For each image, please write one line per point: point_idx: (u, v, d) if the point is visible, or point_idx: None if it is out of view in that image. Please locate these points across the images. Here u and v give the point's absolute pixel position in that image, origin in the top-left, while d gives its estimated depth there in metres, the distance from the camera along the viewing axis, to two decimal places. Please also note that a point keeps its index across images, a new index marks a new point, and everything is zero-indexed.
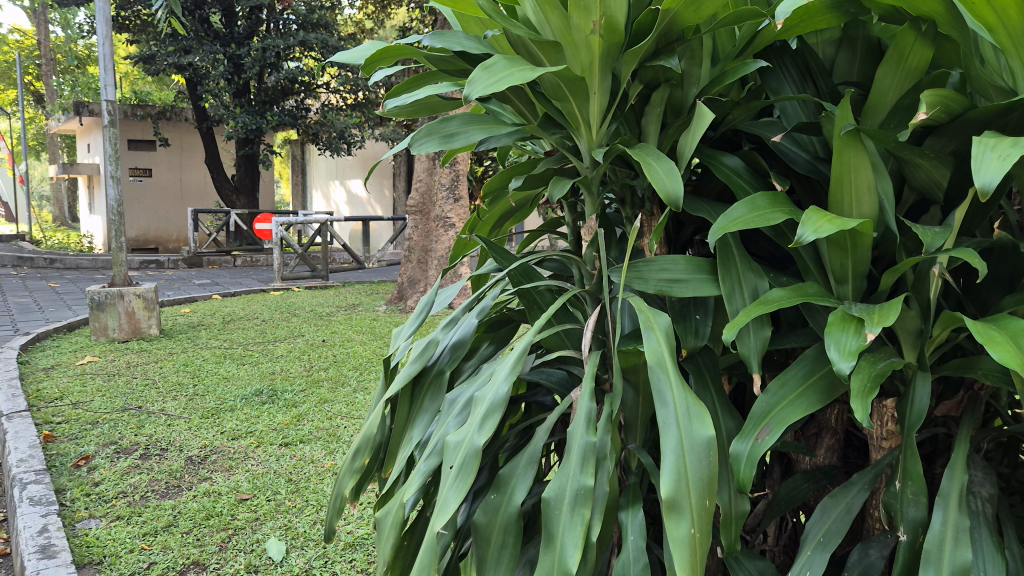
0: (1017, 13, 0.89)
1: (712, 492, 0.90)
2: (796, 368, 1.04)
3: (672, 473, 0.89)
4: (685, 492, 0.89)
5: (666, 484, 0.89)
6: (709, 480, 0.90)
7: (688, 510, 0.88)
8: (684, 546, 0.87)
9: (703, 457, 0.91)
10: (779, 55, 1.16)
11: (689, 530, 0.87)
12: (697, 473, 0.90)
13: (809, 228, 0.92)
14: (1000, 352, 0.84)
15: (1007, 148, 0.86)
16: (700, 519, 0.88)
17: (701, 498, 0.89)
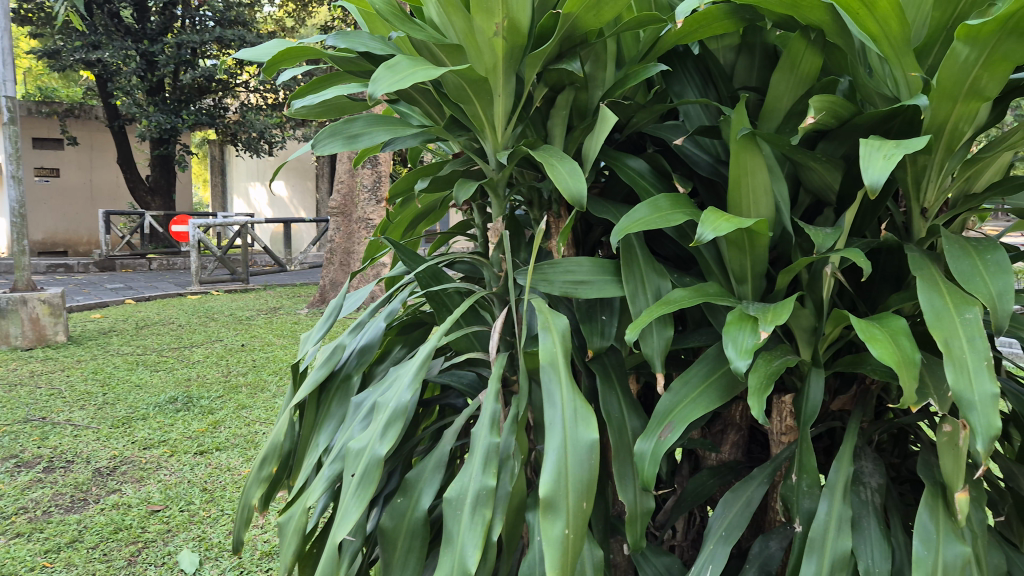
0: (897, 24, 0.93)
1: (590, 494, 0.94)
2: (699, 366, 1.06)
3: (552, 473, 0.94)
4: (563, 493, 0.93)
5: (545, 482, 0.93)
6: (588, 482, 0.95)
7: (563, 511, 0.92)
8: (557, 545, 0.91)
9: (584, 458, 0.95)
10: (682, 59, 1.17)
11: (563, 530, 0.91)
12: (579, 473, 0.95)
13: (708, 227, 0.94)
14: (880, 348, 0.87)
15: (892, 148, 0.89)
16: (575, 520, 0.93)
17: (578, 500, 0.94)
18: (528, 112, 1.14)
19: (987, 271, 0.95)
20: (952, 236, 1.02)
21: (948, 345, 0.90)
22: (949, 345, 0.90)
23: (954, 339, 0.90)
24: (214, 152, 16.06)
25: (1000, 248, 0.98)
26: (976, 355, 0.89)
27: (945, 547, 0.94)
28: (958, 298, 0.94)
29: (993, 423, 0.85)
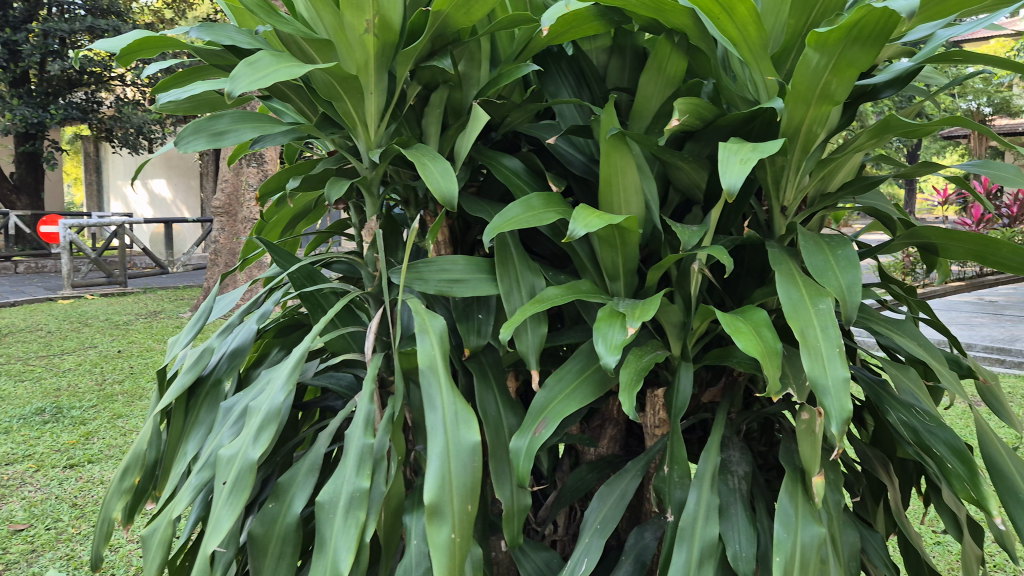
0: (755, 28, 0.97)
1: (474, 496, 0.94)
2: (573, 363, 1.07)
3: (436, 480, 0.93)
4: (448, 497, 0.93)
5: (430, 488, 0.92)
6: (472, 484, 0.95)
7: (449, 515, 0.92)
8: (444, 551, 0.91)
9: (467, 461, 0.95)
10: (556, 60, 1.18)
11: (449, 535, 0.92)
12: (462, 477, 0.95)
13: (578, 222, 0.95)
14: (744, 341, 0.90)
15: (748, 152, 0.92)
16: (461, 524, 0.93)
17: (463, 503, 0.93)
18: (401, 110, 1.13)
19: (838, 266, 1.00)
20: (808, 233, 1.06)
21: (804, 334, 0.92)
22: (805, 334, 0.92)
23: (808, 328, 0.93)
24: (88, 148, 15.21)
25: (851, 244, 1.03)
26: (829, 343, 0.92)
27: (803, 530, 0.99)
28: (813, 290, 0.97)
29: (845, 406, 0.88)
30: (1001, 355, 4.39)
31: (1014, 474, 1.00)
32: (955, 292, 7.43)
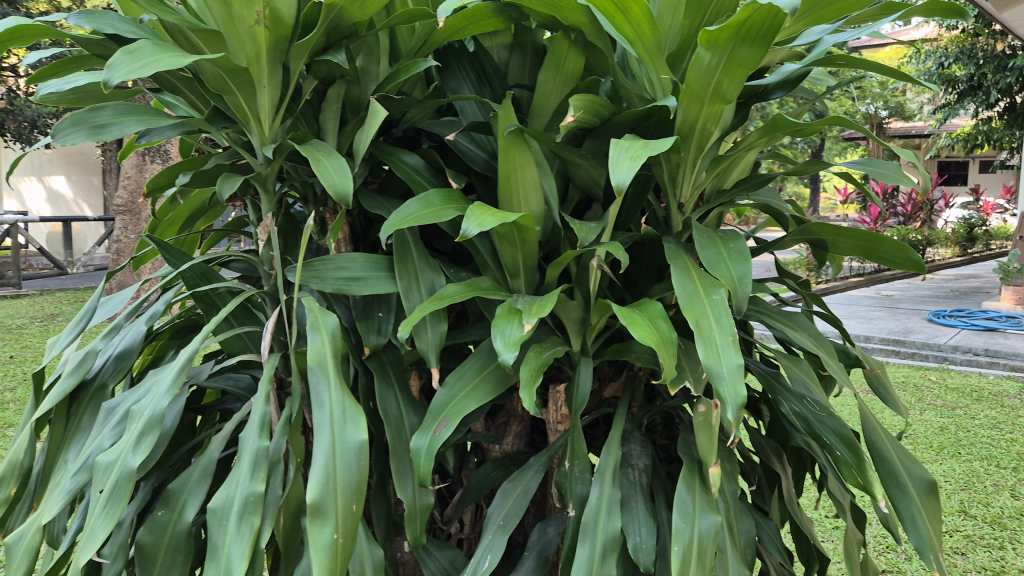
0: (648, 26, 0.99)
1: (360, 495, 0.93)
2: (473, 360, 1.07)
3: (320, 478, 0.91)
4: (331, 497, 0.91)
5: (312, 488, 0.90)
6: (358, 483, 0.93)
7: (332, 515, 0.90)
8: (325, 551, 0.89)
9: (353, 460, 0.94)
10: (458, 57, 1.19)
11: (332, 535, 0.89)
12: (347, 476, 0.93)
13: (472, 222, 0.95)
14: (641, 331, 0.90)
15: (639, 150, 0.93)
16: (344, 524, 0.91)
17: (347, 503, 0.92)
18: (297, 105, 1.10)
19: (730, 258, 1.01)
20: (702, 228, 1.07)
21: (699, 324, 0.93)
22: (700, 324, 0.93)
23: (703, 319, 0.94)
24: None
25: (742, 237, 1.04)
26: (723, 331, 0.93)
27: (700, 519, 1.00)
28: (706, 282, 0.98)
29: (740, 390, 0.90)
30: (895, 347, 4.59)
31: (895, 459, 1.04)
32: (853, 287, 7.75)
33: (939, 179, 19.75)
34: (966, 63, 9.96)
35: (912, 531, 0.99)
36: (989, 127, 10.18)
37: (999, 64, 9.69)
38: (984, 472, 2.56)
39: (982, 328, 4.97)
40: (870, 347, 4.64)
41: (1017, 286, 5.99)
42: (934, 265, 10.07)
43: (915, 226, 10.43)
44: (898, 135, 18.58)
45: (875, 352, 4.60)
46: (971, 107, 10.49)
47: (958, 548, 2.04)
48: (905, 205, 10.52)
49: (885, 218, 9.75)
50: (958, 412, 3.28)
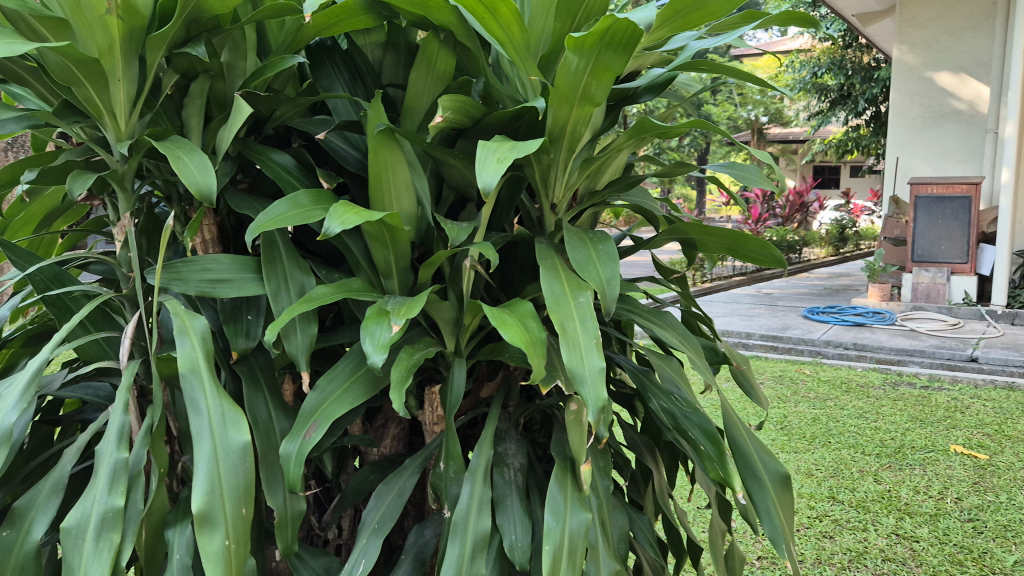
0: (517, 28, 0.99)
1: (249, 499, 0.90)
2: (344, 363, 1.05)
3: (205, 485, 0.87)
4: (219, 504, 0.87)
5: (198, 497, 0.86)
6: (246, 487, 0.90)
7: (222, 522, 0.87)
8: (218, 558, 0.86)
9: (238, 464, 0.90)
10: (330, 54, 1.17)
11: (223, 542, 0.86)
12: (233, 481, 0.90)
13: (334, 220, 0.93)
14: (509, 332, 0.91)
15: (506, 151, 0.94)
16: (235, 530, 0.88)
17: (237, 507, 0.89)
18: (156, 99, 1.05)
19: (599, 259, 1.02)
20: (572, 229, 1.09)
21: (563, 326, 0.93)
22: (564, 326, 0.93)
23: (569, 321, 0.94)
24: None
25: (611, 238, 1.06)
26: (587, 334, 0.94)
27: (571, 517, 1.01)
28: (574, 283, 1.00)
29: (600, 394, 0.91)
30: (774, 343, 4.81)
31: (752, 453, 1.10)
32: (737, 286, 8.07)
33: (816, 182, 20.85)
34: (836, 73, 10.53)
35: (767, 522, 1.05)
36: (858, 134, 10.80)
37: (866, 76, 10.29)
38: (851, 459, 2.71)
39: (851, 324, 5.26)
40: (751, 343, 4.84)
41: (883, 284, 6.39)
42: (811, 263, 10.62)
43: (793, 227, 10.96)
44: (777, 140, 19.48)
45: (755, 347, 4.79)
46: (842, 114, 11.10)
47: (826, 532, 2.16)
48: (783, 207, 11.05)
49: (766, 219, 10.20)
50: (829, 403, 3.46)
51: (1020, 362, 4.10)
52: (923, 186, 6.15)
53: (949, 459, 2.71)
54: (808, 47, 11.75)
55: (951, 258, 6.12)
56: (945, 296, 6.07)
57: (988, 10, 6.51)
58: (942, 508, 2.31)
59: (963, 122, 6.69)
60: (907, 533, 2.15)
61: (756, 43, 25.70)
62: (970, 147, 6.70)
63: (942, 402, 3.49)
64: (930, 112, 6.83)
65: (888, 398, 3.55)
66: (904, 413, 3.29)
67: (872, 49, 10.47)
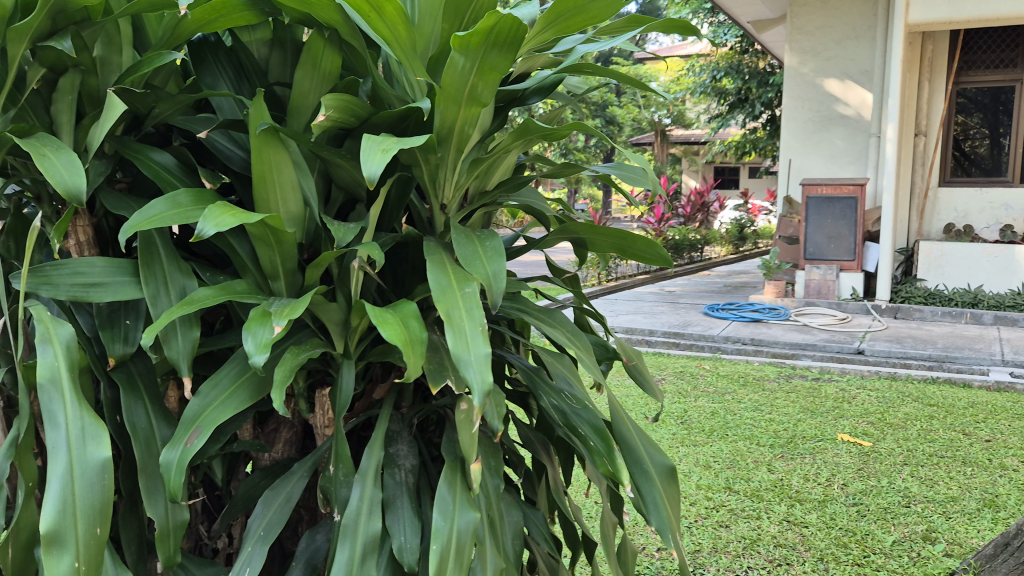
0: (404, 30, 0.99)
1: (104, 518, 0.87)
2: (229, 367, 1.02)
3: (56, 505, 0.84)
4: (70, 524, 0.84)
5: (47, 517, 0.83)
6: (102, 505, 0.87)
7: (72, 543, 0.84)
8: None
9: (95, 481, 0.87)
10: (213, 50, 1.14)
11: (72, 564, 0.84)
12: (88, 499, 0.87)
13: (208, 222, 0.91)
14: (389, 330, 0.92)
15: (393, 143, 0.94)
16: (87, 551, 0.85)
17: (90, 526, 0.86)
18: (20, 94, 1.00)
19: (485, 255, 1.03)
20: (461, 227, 1.09)
21: (449, 314, 0.94)
22: (450, 314, 0.94)
23: (454, 309, 0.95)
24: None
25: (498, 235, 1.07)
26: (473, 323, 0.95)
27: (459, 516, 1.02)
28: (460, 276, 1.00)
29: (486, 380, 0.92)
30: (676, 339, 4.93)
31: (640, 448, 1.13)
32: (641, 284, 8.24)
33: (717, 182, 21.54)
34: (734, 77, 10.86)
35: (653, 513, 1.08)
36: (755, 136, 11.18)
37: (762, 80, 10.67)
38: (746, 451, 2.81)
39: (749, 320, 5.46)
40: (654, 340, 4.95)
41: (778, 281, 6.65)
42: (713, 262, 10.96)
43: (696, 226, 11.27)
44: (680, 142, 19.99)
45: (659, 344, 4.90)
46: (739, 117, 11.47)
47: (722, 521, 2.23)
48: (686, 207, 11.35)
49: (669, 219, 10.45)
50: (727, 397, 3.58)
51: (901, 353, 4.35)
52: (814, 187, 6.42)
53: (836, 447, 2.84)
54: (707, 52, 12.08)
55: (840, 256, 6.42)
56: (835, 292, 6.37)
57: (869, 20, 6.76)
58: (829, 494, 2.42)
59: (849, 127, 6.90)
60: (797, 519, 2.24)
61: (659, 45, 26.30)
62: (855, 151, 6.91)
63: (832, 393, 3.66)
64: (819, 116, 7.03)
65: (782, 391, 3.70)
66: (797, 405, 3.44)
67: (767, 55, 10.86)
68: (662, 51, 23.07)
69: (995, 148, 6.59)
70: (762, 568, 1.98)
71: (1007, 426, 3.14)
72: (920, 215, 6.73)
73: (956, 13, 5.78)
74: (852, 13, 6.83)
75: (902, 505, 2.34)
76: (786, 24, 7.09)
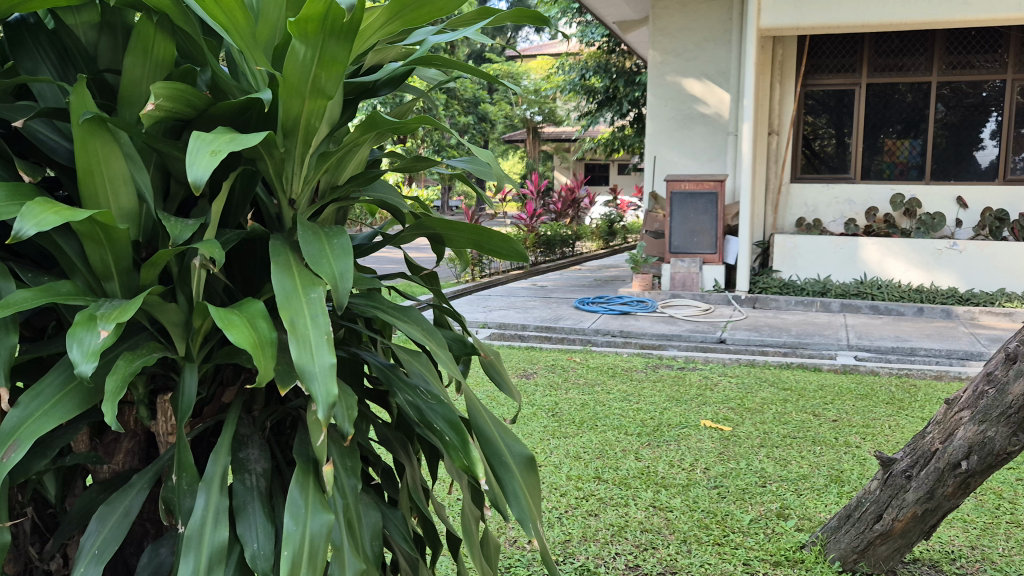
0: (241, 15, 0.95)
1: None
2: (53, 375, 0.95)
3: None
4: None
5: None
6: None
7: None
8: None
9: None
10: (33, 33, 1.05)
11: None
12: None
13: (28, 221, 0.84)
14: (236, 334, 0.88)
15: (225, 144, 0.90)
16: None
17: None
18: None
19: (332, 253, 1.00)
20: (309, 225, 1.05)
21: (292, 323, 0.92)
22: (292, 322, 0.92)
23: (298, 316, 0.93)
24: None
25: (347, 233, 1.04)
26: (318, 330, 0.94)
27: (312, 519, 0.99)
28: (306, 279, 0.98)
29: (329, 390, 0.91)
30: (548, 333, 5.00)
31: (497, 439, 1.15)
32: (515, 280, 8.31)
33: (588, 179, 22.06)
34: (602, 76, 11.13)
35: (514, 504, 1.10)
36: (623, 133, 11.53)
37: (628, 79, 11.01)
38: (614, 441, 2.89)
39: (618, 313, 5.61)
40: (526, 335, 5.00)
41: (645, 274, 6.87)
42: (584, 257, 11.23)
43: (567, 222, 11.47)
44: (552, 139, 20.31)
45: (531, 339, 4.95)
46: (607, 115, 11.76)
47: (592, 511, 2.28)
48: (557, 204, 11.54)
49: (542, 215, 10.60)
50: (597, 388, 3.67)
51: (759, 342, 4.60)
52: (677, 183, 6.68)
53: (699, 434, 2.96)
54: (576, 51, 12.34)
55: (703, 249, 6.71)
56: (698, 284, 6.65)
57: (725, 24, 7.09)
58: (692, 478, 2.52)
59: (709, 126, 7.22)
60: (663, 504, 2.32)
61: (530, 44, 26.64)
62: (714, 148, 7.25)
63: (695, 381, 3.82)
64: (681, 115, 7.31)
65: (648, 380, 3.83)
66: (662, 394, 3.57)
67: (632, 55, 11.20)
68: (534, 50, 23.39)
69: (840, 147, 7.04)
70: (628, 554, 2.03)
71: (850, 406, 3.37)
72: (774, 209, 7.11)
73: (802, 19, 6.14)
74: (709, 17, 7.14)
75: (758, 485, 2.46)
76: (650, 25, 7.33)
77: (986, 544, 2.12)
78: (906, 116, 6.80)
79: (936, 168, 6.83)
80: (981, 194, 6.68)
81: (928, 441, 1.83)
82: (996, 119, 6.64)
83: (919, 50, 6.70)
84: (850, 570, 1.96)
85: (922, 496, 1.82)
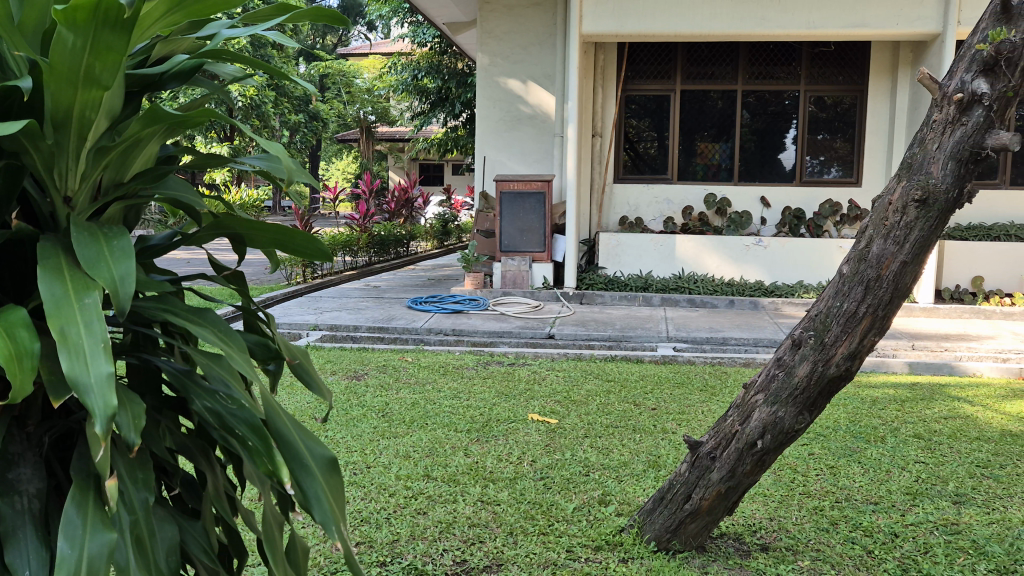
0: None
1: None
2: None
3: None
4: None
5: None
6: None
7: None
8: None
9: None
10: None
11: None
12: None
13: None
14: None
15: None
16: None
17: None
18: None
19: (112, 257, 0.94)
20: (84, 223, 0.98)
21: (64, 333, 0.87)
22: (64, 332, 0.87)
23: (70, 325, 0.88)
24: None
25: (127, 234, 0.98)
26: (93, 338, 0.88)
27: (92, 539, 0.93)
28: (80, 284, 0.92)
29: (109, 401, 0.86)
30: (380, 334, 4.96)
31: (299, 442, 1.13)
32: (347, 281, 8.16)
33: (422, 179, 22.09)
34: (434, 77, 11.14)
35: (315, 508, 1.09)
36: (455, 134, 11.63)
37: (460, 81, 11.12)
38: (444, 438, 2.90)
39: (450, 312, 5.65)
40: (358, 336, 4.93)
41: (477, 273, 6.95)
42: (416, 257, 11.23)
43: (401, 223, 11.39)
44: (386, 139, 20.16)
45: (363, 340, 4.89)
46: (440, 115, 11.80)
47: (421, 509, 2.28)
48: (390, 203, 11.47)
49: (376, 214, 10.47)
50: (427, 387, 3.68)
51: (586, 336, 4.80)
52: (506, 183, 6.82)
53: (525, 428, 3.03)
54: (407, 51, 12.32)
55: (532, 248, 6.87)
56: (527, 281, 6.81)
57: (550, 29, 7.30)
58: (520, 470, 2.58)
59: (536, 126, 7.41)
60: (491, 498, 2.36)
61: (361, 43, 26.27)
62: (542, 149, 7.44)
63: (524, 376, 3.92)
64: (510, 116, 7.45)
65: (478, 377, 3.89)
66: (491, 390, 3.62)
67: (463, 56, 11.33)
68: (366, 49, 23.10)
69: (661, 149, 7.41)
70: (455, 550, 2.05)
71: (667, 394, 3.57)
72: (599, 208, 7.39)
73: (622, 27, 6.42)
74: (534, 21, 7.32)
75: (583, 474, 2.56)
76: (478, 27, 7.41)
77: (782, 515, 2.31)
78: (718, 121, 7.28)
79: (744, 170, 7.35)
80: (782, 194, 7.29)
81: (729, 423, 1.96)
82: (794, 126, 7.25)
83: (726, 60, 7.20)
84: (665, 549, 2.09)
85: (725, 476, 1.96)
